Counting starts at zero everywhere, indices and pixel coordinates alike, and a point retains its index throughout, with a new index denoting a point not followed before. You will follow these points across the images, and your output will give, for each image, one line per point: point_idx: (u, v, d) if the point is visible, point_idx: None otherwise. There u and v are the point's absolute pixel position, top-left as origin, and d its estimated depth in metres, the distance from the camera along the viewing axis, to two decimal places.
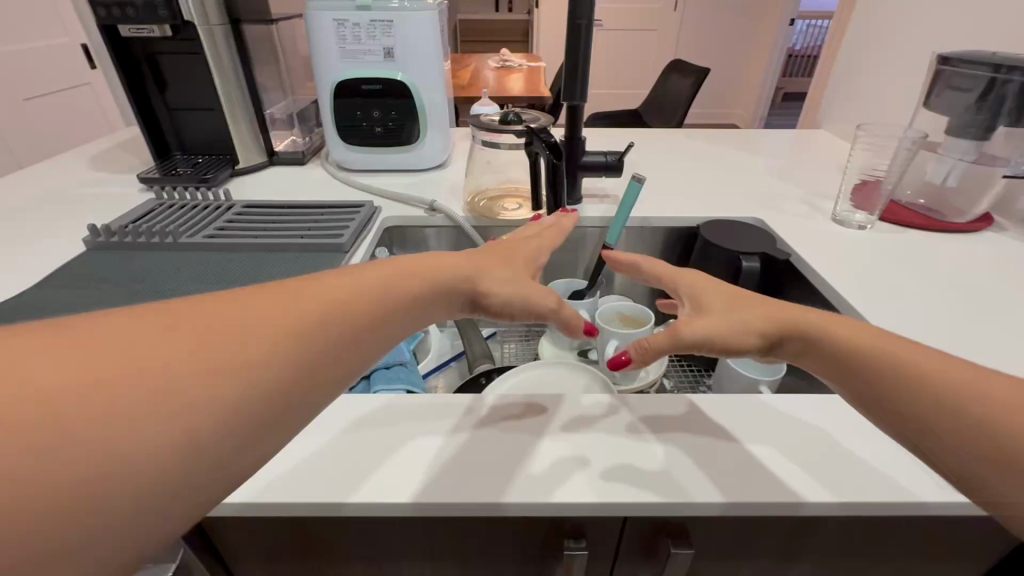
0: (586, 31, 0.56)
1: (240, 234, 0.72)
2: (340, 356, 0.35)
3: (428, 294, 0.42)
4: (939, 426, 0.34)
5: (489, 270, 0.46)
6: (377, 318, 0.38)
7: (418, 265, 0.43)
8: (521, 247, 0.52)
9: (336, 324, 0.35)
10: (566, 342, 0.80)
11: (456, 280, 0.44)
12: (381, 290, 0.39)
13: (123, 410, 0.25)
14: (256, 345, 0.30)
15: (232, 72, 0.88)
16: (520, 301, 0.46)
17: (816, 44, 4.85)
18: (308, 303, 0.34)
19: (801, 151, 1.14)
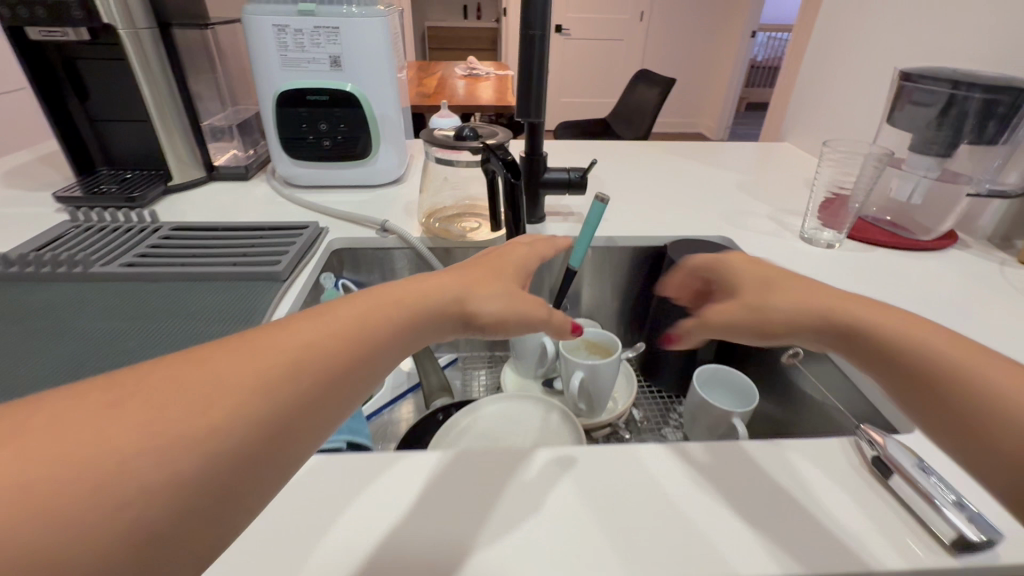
0: (541, 42, 0.51)
1: (167, 259, 0.65)
2: (322, 406, 0.31)
3: (418, 319, 0.37)
4: (931, 415, 0.32)
5: (482, 284, 0.42)
6: (363, 357, 0.33)
7: (408, 289, 0.38)
8: (512, 253, 0.47)
9: (315, 370, 0.31)
10: (529, 371, 0.75)
11: (448, 303, 0.39)
12: (365, 325, 0.34)
13: (47, 515, 0.21)
14: (215, 409, 0.26)
15: (164, 80, 0.80)
16: (514, 318, 0.42)
17: (776, 56, 5.01)
18: (279, 349, 0.30)
19: (767, 165, 1.13)
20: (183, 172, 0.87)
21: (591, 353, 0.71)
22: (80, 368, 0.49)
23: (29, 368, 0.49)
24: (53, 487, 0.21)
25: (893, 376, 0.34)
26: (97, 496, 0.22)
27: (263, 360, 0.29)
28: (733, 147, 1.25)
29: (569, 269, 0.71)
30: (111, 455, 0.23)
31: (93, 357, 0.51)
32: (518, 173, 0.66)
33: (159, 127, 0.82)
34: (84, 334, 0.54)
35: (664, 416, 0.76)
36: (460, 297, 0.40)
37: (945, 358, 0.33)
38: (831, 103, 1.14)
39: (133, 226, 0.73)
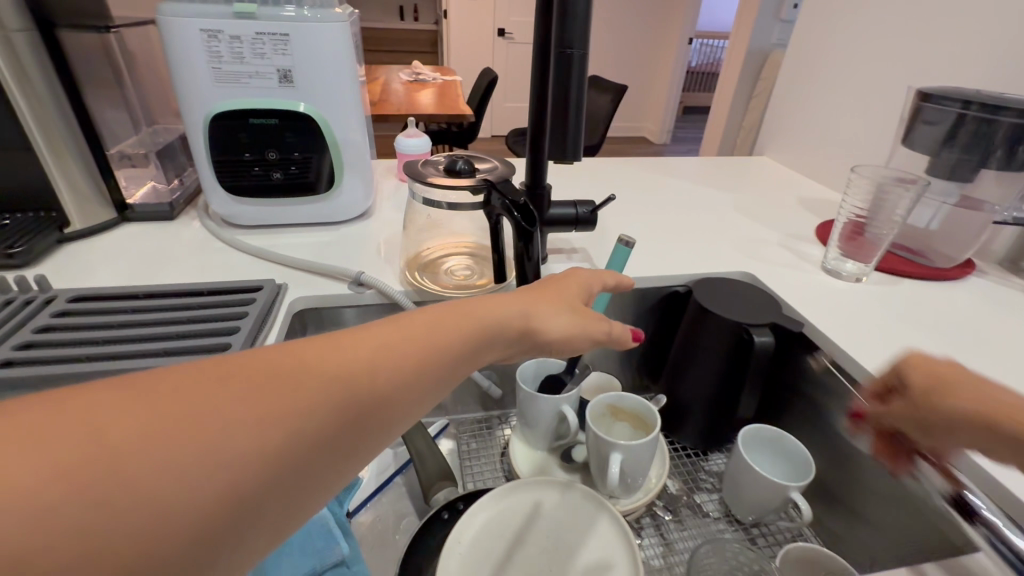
0: (580, 64, 0.42)
1: (65, 350, 0.46)
2: (394, 403, 0.30)
3: (491, 329, 0.36)
4: None
5: (552, 304, 0.40)
6: (443, 356, 0.33)
7: (482, 303, 0.37)
8: (572, 277, 0.45)
9: (391, 366, 0.30)
10: (543, 442, 0.64)
11: (524, 318, 0.38)
12: (451, 330, 0.34)
13: (150, 469, 0.21)
14: (310, 383, 0.27)
15: (50, 97, 0.61)
16: (579, 337, 0.41)
17: (708, 61, 5.19)
18: (371, 342, 0.30)
19: (755, 183, 1.08)
20: (86, 214, 0.68)
21: (618, 419, 0.61)
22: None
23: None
24: (169, 426, 0.22)
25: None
26: (193, 458, 0.22)
27: (349, 351, 0.29)
28: (715, 163, 1.20)
29: None
30: (229, 417, 0.24)
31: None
32: (529, 219, 0.53)
33: (48, 159, 0.63)
34: None
35: (695, 479, 0.67)
36: (529, 312, 0.39)
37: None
38: (810, 117, 1.12)
39: (7, 298, 0.52)
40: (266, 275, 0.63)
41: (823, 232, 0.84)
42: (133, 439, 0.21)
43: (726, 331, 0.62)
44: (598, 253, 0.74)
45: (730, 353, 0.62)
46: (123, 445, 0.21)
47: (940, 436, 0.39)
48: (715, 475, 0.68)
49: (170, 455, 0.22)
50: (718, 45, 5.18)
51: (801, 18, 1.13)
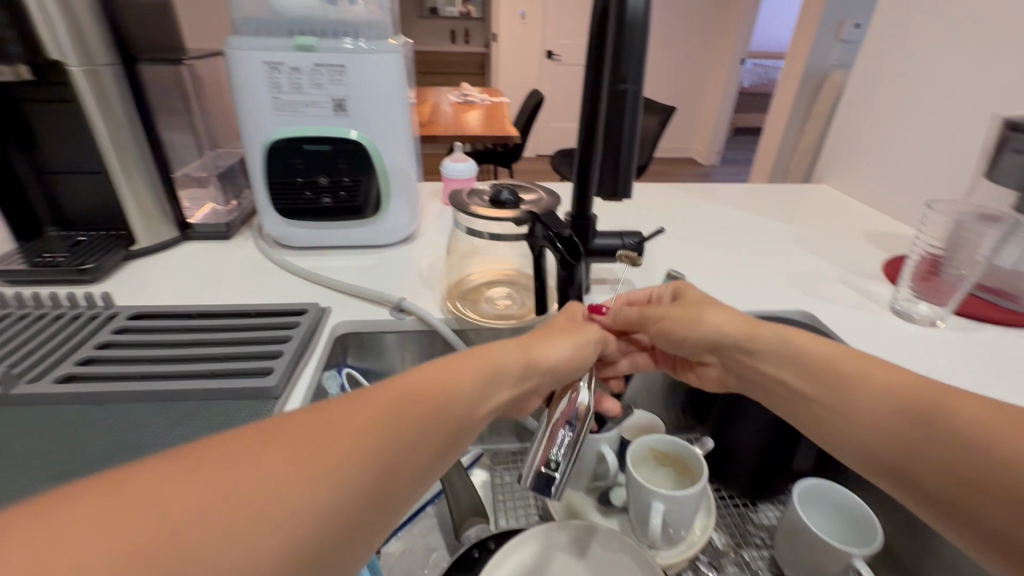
0: (632, 99, 0.41)
1: (119, 368, 0.48)
2: (424, 447, 0.30)
3: (498, 370, 0.37)
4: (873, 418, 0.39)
5: (547, 340, 0.43)
6: (466, 400, 0.34)
7: (484, 350, 0.38)
8: (557, 318, 0.49)
9: (416, 412, 0.31)
10: (580, 482, 0.61)
11: (530, 357, 0.41)
12: (470, 374, 0.35)
13: (211, 534, 0.22)
14: (352, 434, 0.27)
15: (126, 122, 0.65)
16: (575, 362, 0.44)
17: (761, 82, 5.06)
18: (398, 392, 0.31)
19: (815, 212, 1.02)
20: (151, 233, 0.72)
21: (660, 464, 0.58)
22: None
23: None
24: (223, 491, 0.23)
25: (800, 403, 0.44)
26: (247, 522, 0.22)
27: (375, 399, 0.30)
28: (769, 190, 1.14)
29: None
30: (280, 476, 0.24)
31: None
32: (574, 251, 0.52)
33: (122, 182, 0.67)
34: None
35: (742, 533, 0.62)
36: (527, 350, 0.41)
37: (844, 392, 0.41)
38: (877, 143, 1.05)
39: (75, 313, 0.55)
40: (312, 298, 0.64)
41: (891, 270, 0.78)
42: (188, 511, 0.22)
43: None
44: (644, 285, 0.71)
45: None
46: (182, 517, 0.21)
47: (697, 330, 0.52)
48: (765, 529, 0.62)
49: (226, 521, 0.22)
50: (772, 66, 5.04)
51: (869, 41, 1.07)
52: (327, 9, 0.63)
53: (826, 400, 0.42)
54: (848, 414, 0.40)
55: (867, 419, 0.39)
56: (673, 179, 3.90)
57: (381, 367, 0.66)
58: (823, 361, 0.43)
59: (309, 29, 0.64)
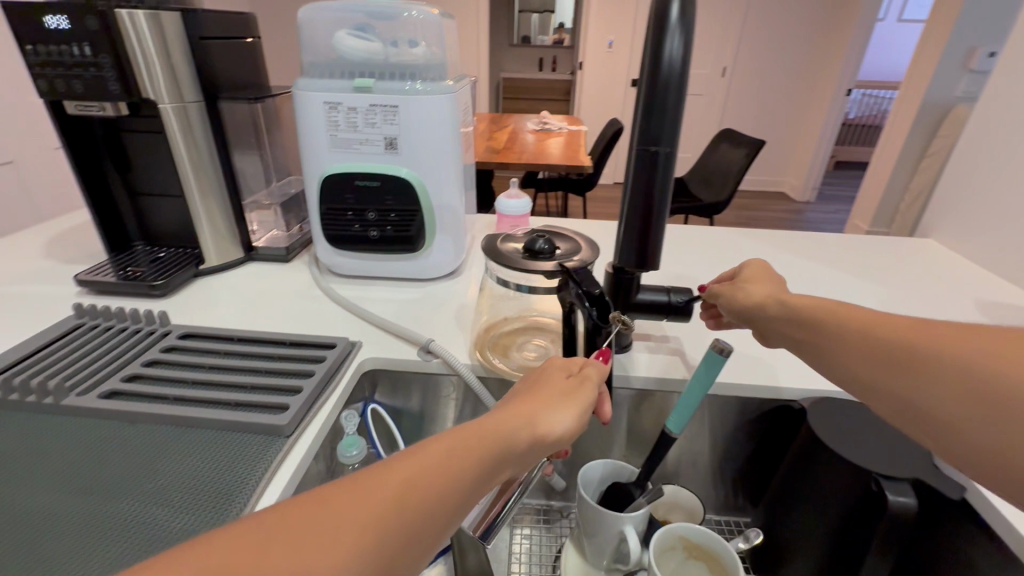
0: (667, 163, 0.40)
1: (156, 388, 0.51)
2: (421, 544, 0.28)
3: (505, 448, 0.33)
4: (859, 347, 0.39)
5: (546, 403, 0.38)
6: (470, 484, 0.31)
7: (489, 424, 0.34)
8: (552, 367, 0.42)
9: (412, 510, 0.28)
10: (600, 560, 0.56)
11: (533, 425, 0.36)
12: (474, 454, 0.32)
13: None
14: (346, 537, 0.26)
15: (206, 152, 0.71)
16: (581, 425, 0.39)
17: (870, 113, 4.63)
18: (397, 480, 0.29)
19: (914, 272, 0.89)
20: (221, 253, 0.78)
21: (692, 557, 0.51)
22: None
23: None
24: None
25: (850, 369, 0.39)
26: None
27: (372, 493, 0.28)
28: (860, 243, 1.01)
29: (665, 432, 0.53)
30: None
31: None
32: (605, 313, 0.48)
33: (198, 206, 0.73)
34: (20, 513, 0.40)
35: None
36: (531, 419, 0.36)
37: (868, 337, 0.38)
38: (1002, 197, 0.90)
39: (136, 327, 0.60)
40: (346, 331, 0.65)
41: None
42: None
43: (847, 477, 0.49)
44: (692, 347, 0.65)
45: (853, 504, 0.49)
46: None
47: (743, 291, 0.51)
48: None
49: None
50: (884, 96, 4.60)
51: (993, 81, 0.93)
52: (388, 52, 0.65)
53: (862, 351, 0.38)
54: (907, 350, 0.36)
55: (916, 352, 0.35)
56: (760, 214, 3.64)
57: (409, 405, 0.65)
58: (810, 309, 0.43)
59: (369, 71, 0.66)
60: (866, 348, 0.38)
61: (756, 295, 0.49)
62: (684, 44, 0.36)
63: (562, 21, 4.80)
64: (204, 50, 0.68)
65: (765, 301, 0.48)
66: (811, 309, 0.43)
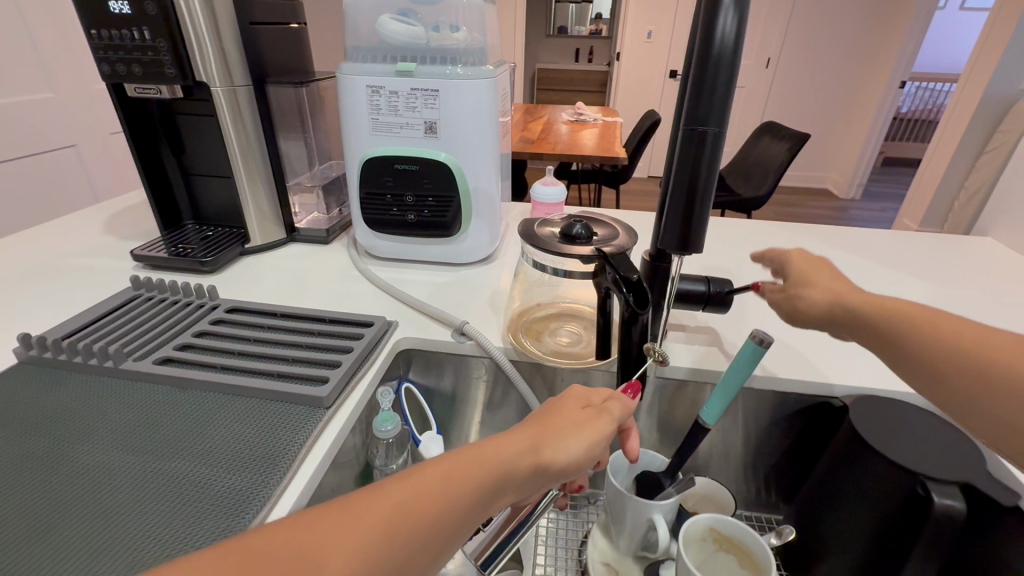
0: (715, 143, 0.39)
1: (207, 357, 0.53)
2: (414, 565, 0.30)
3: (507, 475, 0.34)
4: (941, 363, 0.38)
5: (559, 431, 0.38)
6: (468, 508, 0.32)
7: (492, 446, 0.35)
8: (570, 396, 0.42)
9: (404, 534, 0.29)
10: (626, 544, 0.56)
11: (539, 454, 0.36)
12: (476, 479, 0.33)
13: None
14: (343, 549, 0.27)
15: (253, 135, 0.74)
16: (591, 456, 0.39)
17: (925, 107, 4.37)
18: (397, 497, 0.30)
19: (970, 271, 0.84)
20: (265, 233, 0.80)
21: (721, 549, 0.51)
22: (26, 551, 0.36)
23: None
24: None
25: (926, 379, 0.39)
26: None
27: (375, 512, 0.29)
28: (911, 240, 0.96)
29: (699, 423, 0.52)
30: None
31: (60, 533, 0.37)
32: (642, 300, 0.47)
33: (245, 186, 0.76)
34: (81, 463, 0.43)
35: None
36: (537, 446, 0.37)
37: (945, 350, 0.38)
38: None
39: (187, 300, 0.63)
40: (381, 310, 0.66)
41: None
42: None
43: (889, 474, 0.47)
44: (729, 339, 0.64)
45: (894, 502, 0.47)
46: None
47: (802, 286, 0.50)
48: None
49: None
50: (941, 89, 4.33)
51: None
52: (430, 36, 0.66)
53: (942, 362, 0.38)
54: (977, 360, 0.36)
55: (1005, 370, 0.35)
56: (800, 211, 3.50)
57: (441, 386, 0.66)
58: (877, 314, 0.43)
59: (411, 54, 0.66)
60: (941, 358, 0.38)
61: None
62: (738, 20, 0.36)
63: (601, 11, 4.73)
64: (253, 34, 0.70)
65: (828, 299, 0.47)
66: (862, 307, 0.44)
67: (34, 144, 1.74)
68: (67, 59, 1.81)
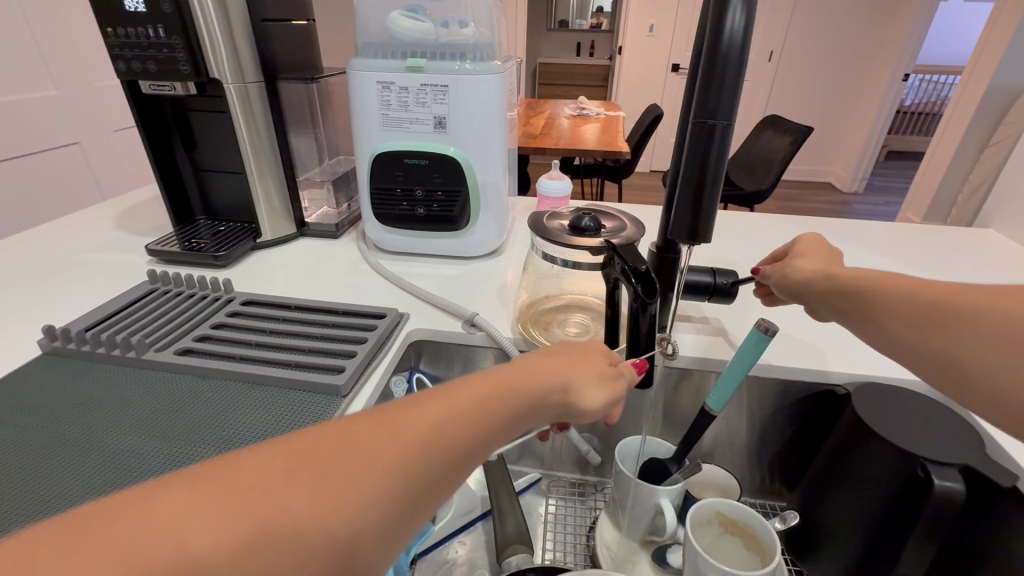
0: (724, 135, 0.40)
1: (226, 347, 0.55)
2: (445, 474, 0.31)
3: (529, 396, 0.36)
4: (924, 325, 0.39)
5: (579, 371, 0.40)
6: (495, 424, 0.34)
7: (523, 373, 0.37)
8: (594, 348, 0.44)
9: (434, 447, 0.30)
10: (633, 529, 0.57)
11: (558, 386, 0.38)
12: (502, 397, 0.34)
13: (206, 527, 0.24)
14: (378, 453, 0.29)
15: (264, 129, 0.75)
16: (606, 402, 0.41)
17: (927, 100, 4.35)
18: (430, 408, 0.32)
19: (972, 263, 0.85)
20: (276, 228, 0.82)
21: (728, 532, 0.52)
22: None
23: (25, 502, 0.40)
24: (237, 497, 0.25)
25: (910, 346, 0.40)
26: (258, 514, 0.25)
27: (409, 420, 0.31)
28: (914, 232, 0.97)
29: (706, 409, 0.54)
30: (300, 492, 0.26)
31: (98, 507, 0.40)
32: (650, 289, 0.48)
33: (257, 182, 0.77)
34: (109, 451, 0.44)
35: None
36: (561, 381, 0.39)
37: (926, 314, 0.39)
38: None
39: (203, 293, 0.64)
40: (393, 302, 0.68)
41: None
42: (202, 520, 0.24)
43: (892, 458, 0.49)
44: (734, 329, 0.65)
45: (896, 486, 0.48)
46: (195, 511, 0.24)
47: (795, 264, 0.50)
48: None
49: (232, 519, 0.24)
50: (945, 81, 4.31)
51: None
52: (439, 32, 0.67)
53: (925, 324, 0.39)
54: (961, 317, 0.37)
55: (980, 318, 0.37)
56: (802, 205, 3.49)
57: (452, 375, 0.67)
58: (864, 283, 0.43)
59: (421, 50, 0.68)
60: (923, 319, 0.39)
61: (804, 269, 0.49)
62: (746, 17, 0.37)
63: (602, 4, 4.71)
64: (265, 31, 0.71)
65: (819, 276, 0.47)
66: (857, 281, 0.44)
67: (41, 141, 1.75)
68: (70, 56, 1.81)
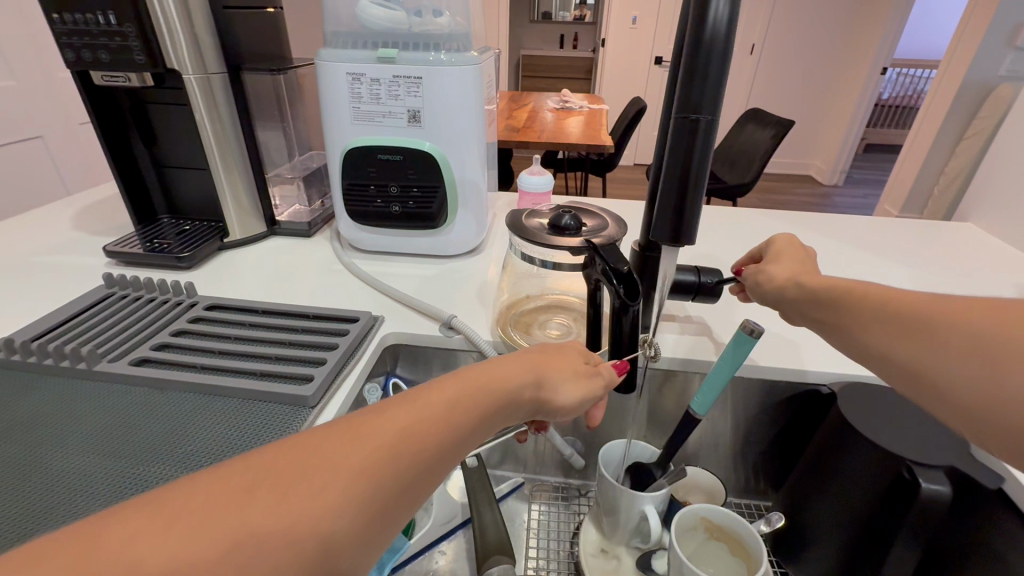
0: (707, 132, 0.38)
1: (187, 356, 0.52)
2: (416, 481, 0.29)
3: (502, 395, 0.35)
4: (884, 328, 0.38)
5: (555, 368, 0.39)
6: (468, 424, 0.32)
7: (494, 371, 0.35)
8: (573, 348, 0.43)
9: (405, 450, 0.29)
10: (617, 536, 0.56)
11: (531, 383, 0.37)
12: (474, 397, 0.33)
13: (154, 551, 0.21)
14: (346, 459, 0.27)
15: (229, 122, 0.71)
16: (583, 400, 0.40)
17: (904, 94, 4.41)
18: (401, 412, 0.30)
19: (953, 258, 0.85)
20: (245, 226, 0.78)
21: (713, 538, 0.51)
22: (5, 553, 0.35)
23: None
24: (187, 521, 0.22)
25: (873, 350, 0.39)
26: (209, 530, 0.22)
27: (378, 425, 0.29)
28: (894, 227, 0.97)
29: (689, 412, 0.52)
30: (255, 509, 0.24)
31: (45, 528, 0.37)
32: (633, 290, 0.46)
33: (222, 179, 0.73)
34: (58, 470, 0.41)
35: None
36: (535, 378, 0.37)
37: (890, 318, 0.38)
38: None
39: (164, 298, 0.60)
40: (367, 304, 0.65)
41: None
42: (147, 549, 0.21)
43: (878, 460, 0.48)
44: (718, 329, 0.63)
45: (880, 488, 0.47)
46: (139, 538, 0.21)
47: (770, 268, 0.49)
48: None
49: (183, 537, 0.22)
50: (921, 75, 4.37)
51: None
52: (412, 21, 0.64)
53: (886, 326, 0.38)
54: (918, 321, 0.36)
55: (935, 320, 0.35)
56: (784, 198, 3.52)
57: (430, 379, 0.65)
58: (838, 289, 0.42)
59: (393, 40, 0.64)
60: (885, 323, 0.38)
61: (779, 276, 0.48)
62: (729, 5, 0.35)
63: None
64: (227, 19, 0.67)
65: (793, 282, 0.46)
66: (830, 288, 0.43)
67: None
68: (28, 45, 1.73)
